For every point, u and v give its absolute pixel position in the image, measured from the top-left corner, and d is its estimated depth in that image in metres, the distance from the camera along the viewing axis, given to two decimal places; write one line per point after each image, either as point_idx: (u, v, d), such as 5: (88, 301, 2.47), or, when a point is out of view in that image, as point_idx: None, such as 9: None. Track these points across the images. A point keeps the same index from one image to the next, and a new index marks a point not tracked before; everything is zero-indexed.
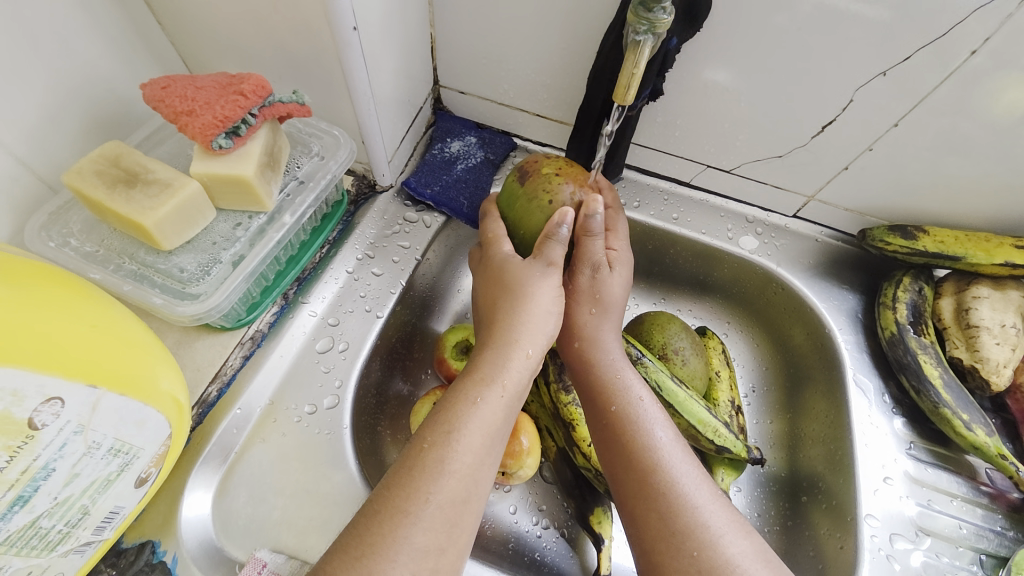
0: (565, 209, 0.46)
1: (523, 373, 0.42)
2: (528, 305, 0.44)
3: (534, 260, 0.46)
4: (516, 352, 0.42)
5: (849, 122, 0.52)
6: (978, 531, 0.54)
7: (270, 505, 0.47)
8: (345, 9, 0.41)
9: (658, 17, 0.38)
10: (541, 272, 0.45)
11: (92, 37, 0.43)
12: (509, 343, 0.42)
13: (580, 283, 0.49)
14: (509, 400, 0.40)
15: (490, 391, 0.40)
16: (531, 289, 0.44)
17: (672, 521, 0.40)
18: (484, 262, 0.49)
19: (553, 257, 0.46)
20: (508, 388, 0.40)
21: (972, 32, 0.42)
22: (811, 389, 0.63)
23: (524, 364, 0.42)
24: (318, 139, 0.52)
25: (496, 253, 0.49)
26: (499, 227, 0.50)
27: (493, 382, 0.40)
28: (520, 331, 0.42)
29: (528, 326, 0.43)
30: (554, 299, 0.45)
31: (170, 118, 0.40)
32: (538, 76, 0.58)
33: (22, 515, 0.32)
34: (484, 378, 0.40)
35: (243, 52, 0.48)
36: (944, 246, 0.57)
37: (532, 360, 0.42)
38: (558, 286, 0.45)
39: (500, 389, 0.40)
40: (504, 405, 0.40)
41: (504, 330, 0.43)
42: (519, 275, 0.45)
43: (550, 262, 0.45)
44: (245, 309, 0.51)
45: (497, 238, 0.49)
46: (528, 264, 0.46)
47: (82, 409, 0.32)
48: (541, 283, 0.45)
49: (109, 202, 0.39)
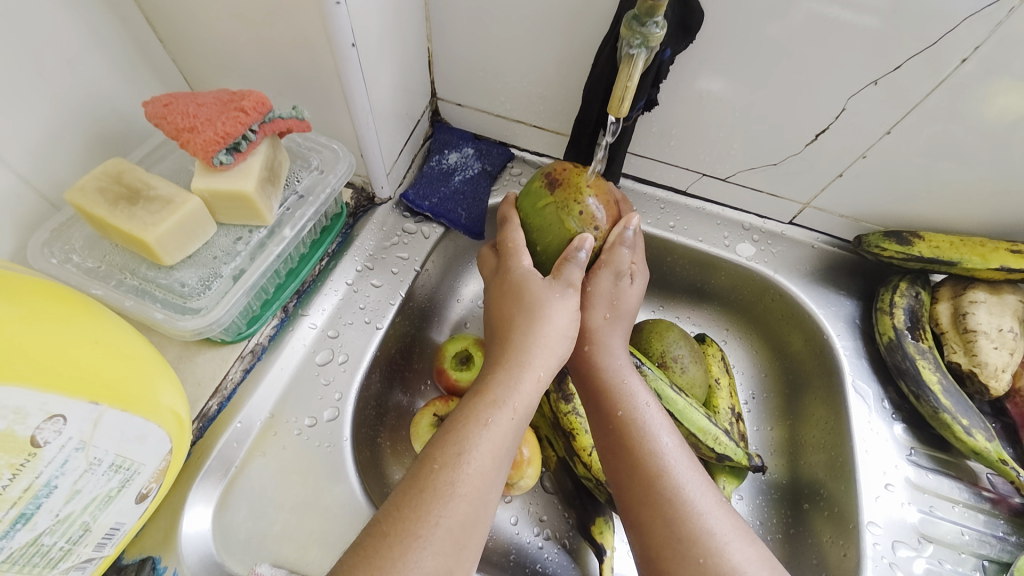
0: (584, 235, 0.48)
1: (533, 396, 0.42)
2: (543, 327, 0.44)
3: (553, 282, 0.46)
4: (529, 375, 0.42)
5: (842, 130, 0.53)
6: (981, 537, 0.54)
7: (270, 519, 0.47)
8: (345, 27, 0.42)
9: (651, 31, 0.39)
10: (561, 294, 0.46)
11: (94, 56, 0.43)
12: (520, 364, 0.42)
13: (603, 285, 0.50)
14: (519, 423, 0.41)
15: (499, 412, 0.40)
16: (548, 312, 0.45)
17: (678, 528, 0.39)
18: (501, 274, 0.49)
19: (572, 280, 0.46)
20: (519, 411, 0.41)
21: (962, 41, 0.43)
22: (810, 395, 0.63)
23: (535, 388, 0.42)
24: (318, 153, 0.53)
25: (515, 264, 0.49)
26: (518, 237, 0.50)
27: (504, 404, 0.40)
28: (533, 352, 0.43)
29: (541, 346, 0.43)
30: (571, 323, 0.45)
31: (172, 135, 0.41)
32: (534, 88, 0.59)
33: (24, 533, 0.32)
34: (496, 400, 0.40)
35: (244, 68, 0.49)
36: (940, 251, 0.57)
37: (543, 383, 0.43)
38: (575, 309, 0.46)
39: (510, 411, 0.40)
40: (514, 427, 0.40)
41: (515, 351, 0.43)
42: (539, 294, 0.45)
43: (570, 284, 0.46)
44: (245, 323, 0.50)
45: (517, 250, 0.49)
46: (549, 285, 0.46)
47: (84, 425, 0.33)
48: (561, 306, 0.45)
49: (111, 219, 0.40)
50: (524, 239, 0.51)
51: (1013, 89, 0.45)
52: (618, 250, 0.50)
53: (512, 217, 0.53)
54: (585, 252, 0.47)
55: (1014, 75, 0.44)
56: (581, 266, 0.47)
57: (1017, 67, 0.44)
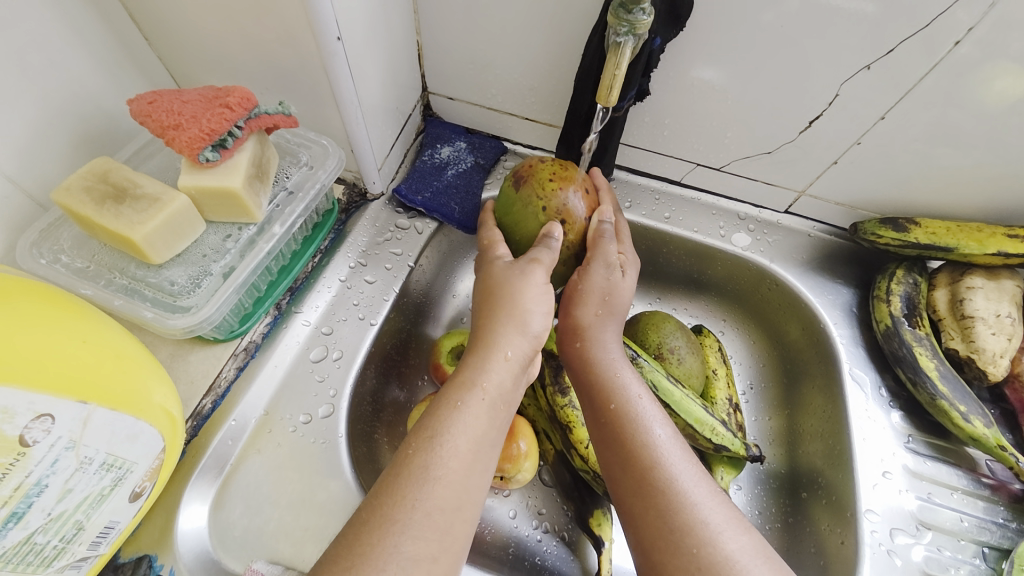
0: (552, 223, 0.48)
1: (504, 377, 0.42)
2: (507, 305, 0.44)
3: (516, 261, 0.46)
4: (498, 356, 0.42)
5: (836, 116, 0.52)
6: (980, 523, 0.54)
7: (266, 516, 0.47)
8: (329, 20, 0.41)
9: (638, 18, 0.38)
10: (523, 270, 0.45)
11: (79, 55, 0.43)
12: (489, 346, 0.42)
13: (595, 279, 0.49)
14: (492, 403, 0.41)
15: (471, 395, 0.40)
16: (512, 290, 0.44)
17: (672, 519, 0.39)
18: (478, 269, 0.49)
19: (538, 257, 0.46)
20: (489, 391, 0.41)
21: (958, 23, 0.42)
22: (808, 384, 0.63)
23: (506, 368, 0.42)
24: (307, 149, 0.53)
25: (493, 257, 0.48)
26: (495, 233, 0.51)
27: (474, 386, 0.40)
28: (499, 332, 0.43)
29: (507, 326, 0.43)
30: (540, 296, 0.45)
31: (157, 133, 0.40)
32: (525, 80, 0.58)
33: (17, 531, 0.32)
34: (466, 383, 0.40)
35: (230, 65, 0.49)
36: (936, 237, 0.57)
37: (513, 362, 0.42)
38: (543, 280, 0.45)
39: (480, 392, 0.40)
40: (486, 409, 0.40)
41: (484, 334, 0.43)
42: (502, 277, 0.46)
43: (533, 259, 0.46)
44: (238, 320, 0.51)
45: (493, 243, 0.50)
46: (511, 266, 0.46)
47: (73, 425, 0.32)
48: (524, 283, 0.44)
49: (98, 218, 0.40)
50: (500, 235, 0.51)
51: (1012, 71, 0.44)
52: (601, 244, 0.49)
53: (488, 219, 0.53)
54: (557, 240, 0.47)
55: (1012, 57, 0.43)
56: (553, 250, 0.47)
57: (1015, 48, 0.43)
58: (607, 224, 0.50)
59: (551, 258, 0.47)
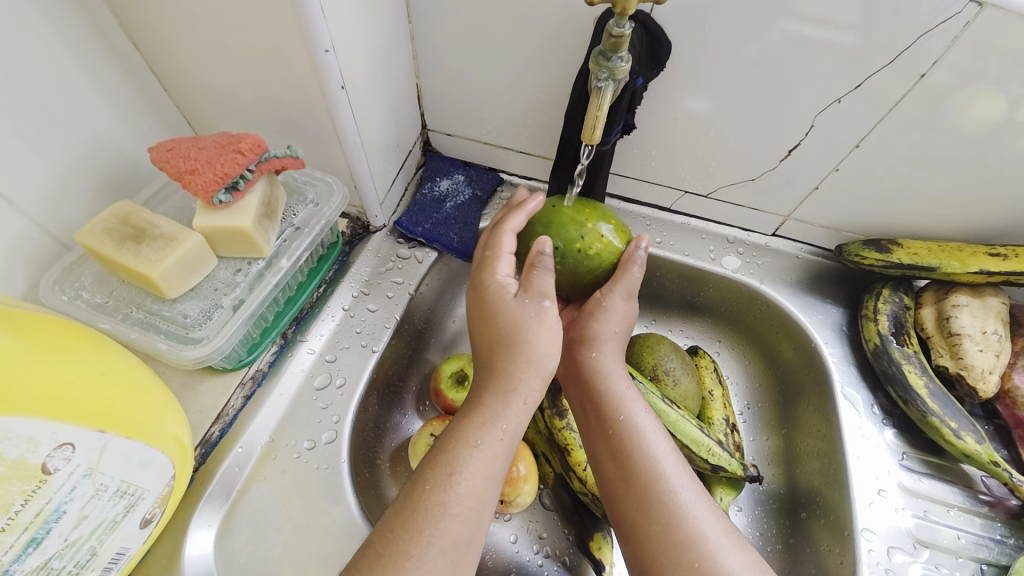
0: (542, 238, 0.49)
1: (522, 417, 0.43)
2: (526, 350, 0.44)
3: (525, 298, 0.46)
4: (514, 396, 0.43)
5: (813, 145, 0.55)
6: (978, 540, 0.54)
7: (272, 541, 0.49)
8: (334, 71, 0.45)
9: (616, 65, 0.41)
10: (537, 311, 0.45)
11: (105, 107, 0.47)
12: (505, 385, 0.43)
13: (614, 304, 0.51)
14: (508, 443, 0.42)
15: (488, 433, 0.41)
16: (529, 333, 0.44)
17: (674, 534, 0.40)
18: (478, 287, 0.49)
19: (544, 289, 0.47)
20: (508, 432, 0.42)
21: (930, 50, 0.45)
22: (804, 403, 0.64)
23: (522, 411, 0.43)
24: (313, 187, 0.56)
25: (491, 279, 0.48)
26: (501, 244, 0.50)
27: (492, 426, 0.42)
28: (515, 371, 0.44)
29: (525, 369, 0.43)
30: (554, 338, 0.45)
31: (175, 177, 0.43)
32: (517, 116, 0.62)
33: (35, 556, 0.34)
34: (483, 422, 0.42)
35: (244, 113, 0.53)
36: (918, 257, 0.59)
37: (530, 405, 0.44)
38: (555, 321, 0.45)
39: (499, 432, 0.42)
40: (503, 448, 0.42)
41: (499, 373, 0.44)
42: (516, 316, 0.45)
43: (543, 296, 0.46)
44: (246, 350, 0.53)
45: (495, 258, 0.49)
46: (522, 304, 0.46)
47: (91, 453, 0.34)
48: (539, 326, 0.45)
49: (119, 257, 0.42)
50: (506, 246, 0.50)
51: (986, 96, 0.46)
52: (629, 269, 0.51)
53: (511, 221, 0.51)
54: (547, 255, 0.48)
55: (989, 82, 0.45)
56: (548, 270, 0.48)
57: (992, 74, 0.45)
58: (641, 251, 0.52)
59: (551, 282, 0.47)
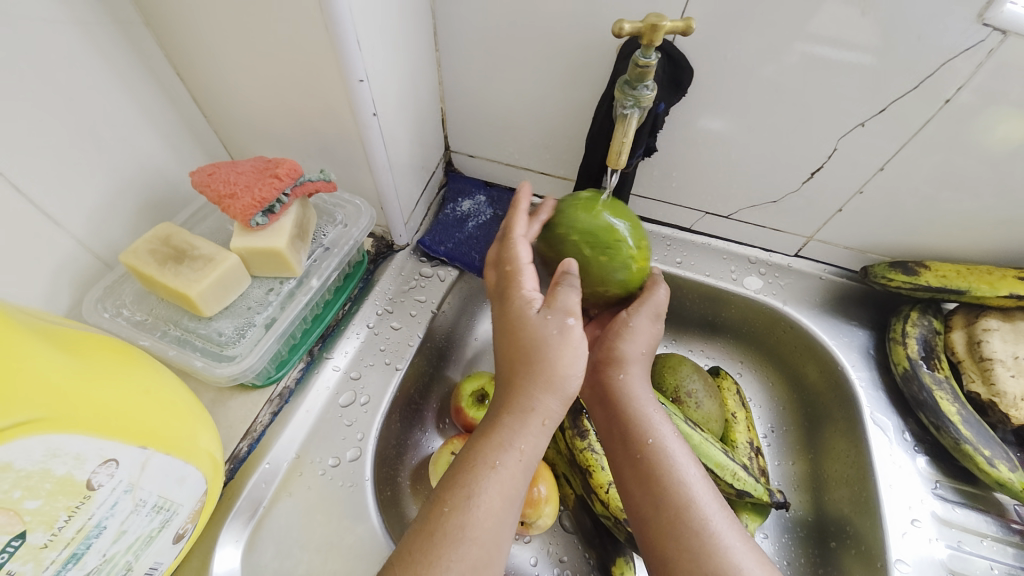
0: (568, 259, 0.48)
1: (540, 438, 0.43)
2: (547, 370, 0.43)
3: (550, 314, 0.45)
4: (534, 417, 0.43)
5: (836, 167, 0.55)
6: (1013, 572, 0.52)
7: (296, 559, 0.49)
8: (367, 99, 0.47)
9: (642, 93, 0.42)
10: (560, 328, 0.44)
11: (150, 133, 0.49)
12: (525, 407, 0.43)
13: (638, 324, 0.51)
14: (526, 463, 0.42)
15: (506, 455, 0.41)
16: (552, 353, 0.43)
17: (705, 563, 0.40)
18: (503, 303, 0.48)
19: (569, 307, 0.45)
20: (526, 452, 0.42)
21: (954, 74, 0.45)
22: (830, 428, 0.63)
23: (541, 433, 0.43)
24: (342, 209, 0.58)
25: (518, 293, 0.47)
26: (521, 258, 0.49)
27: (510, 447, 0.42)
28: (535, 395, 0.43)
29: (543, 387, 0.43)
30: (577, 358, 0.44)
31: (215, 201, 0.45)
32: (539, 139, 0.63)
33: (75, 572, 0.34)
34: (501, 443, 0.42)
35: (278, 138, 0.55)
36: (947, 280, 0.58)
37: (548, 426, 0.43)
38: (581, 336, 0.44)
39: (517, 453, 0.42)
40: (521, 468, 0.41)
41: (520, 395, 0.43)
42: (537, 332, 0.44)
43: (567, 312, 0.45)
44: (274, 367, 0.54)
45: (519, 274, 0.49)
46: (544, 319, 0.44)
47: (133, 468, 0.35)
48: (562, 345, 0.43)
49: (160, 276, 0.44)
50: (525, 258, 0.50)
51: (1012, 117, 0.46)
52: (655, 289, 0.52)
53: (516, 226, 0.52)
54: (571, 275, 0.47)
55: (1011, 103, 0.45)
56: (574, 287, 0.46)
57: (1014, 95, 0.45)
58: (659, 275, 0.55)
59: (576, 299, 0.46)
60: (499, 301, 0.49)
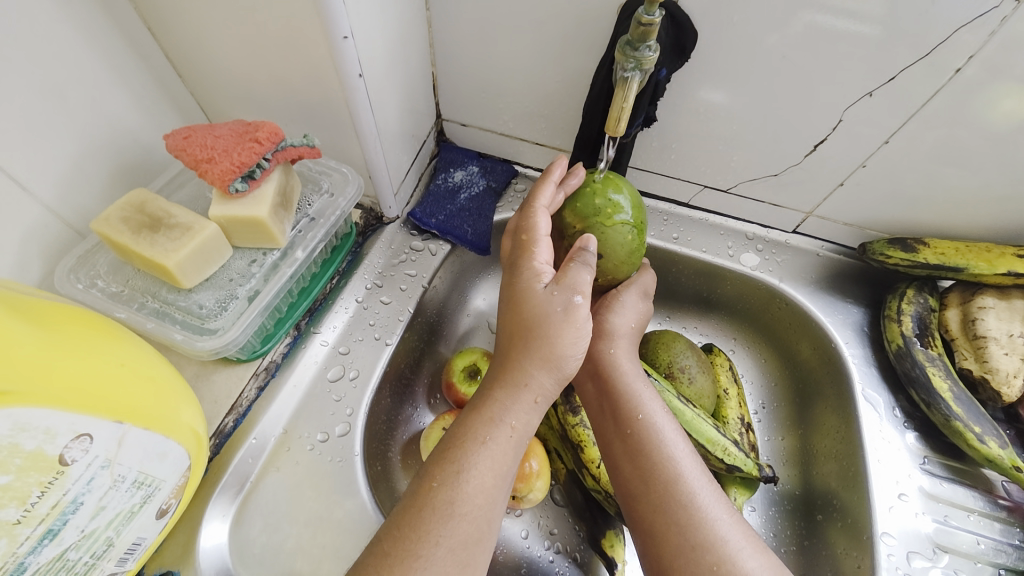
0: (587, 235, 0.46)
1: (532, 414, 0.42)
2: (545, 347, 0.42)
3: (558, 291, 0.43)
4: (526, 393, 0.42)
5: (839, 140, 0.54)
6: (997, 546, 0.53)
7: (284, 533, 0.49)
8: (352, 59, 0.44)
9: (644, 55, 0.40)
10: (565, 306, 0.43)
11: (119, 93, 0.46)
12: (517, 382, 0.42)
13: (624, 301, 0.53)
14: (518, 440, 0.41)
15: (498, 431, 0.40)
16: (552, 330, 0.42)
17: (692, 535, 0.40)
18: (514, 274, 0.46)
19: (580, 286, 0.43)
20: (518, 429, 0.41)
21: (965, 44, 0.43)
22: (821, 404, 0.63)
23: (534, 410, 0.42)
24: (328, 177, 0.55)
25: (529, 266, 0.46)
26: (539, 228, 0.47)
27: (501, 423, 0.41)
28: (529, 370, 0.42)
29: (538, 363, 0.42)
30: (576, 336, 0.43)
31: (191, 166, 0.43)
32: (534, 107, 0.60)
33: (51, 548, 0.33)
34: (492, 418, 0.41)
35: (259, 101, 0.52)
36: (945, 257, 0.57)
37: (540, 404, 0.43)
38: (587, 315, 0.43)
39: (508, 429, 0.41)
40: (513, 445, 0.41)
41: (514, 370, 0.42)
42: (541, 308, 0.43)
43: (577, 291, 0.43)
44: (260, 341, 0.52)
45: (534, 246, 0.47)
46: (552, 295, 0.43)
47: (109, 443, 0.34)
48: (563, 322, 0.42)
49: (135, 246, 0.42)
50: (546, 230, 0.47)
51: (1020, 91, 0.44)
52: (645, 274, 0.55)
53: (541, 195, 0.49)
54: (590, 253, 0.45)
55: (1019, 76, 0.44)
56: (588, 266, 0.44)
57: (1022, 68, 0.43)
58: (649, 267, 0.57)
59: (587, 279, 0.44)
60: (510, 271, 0.47)
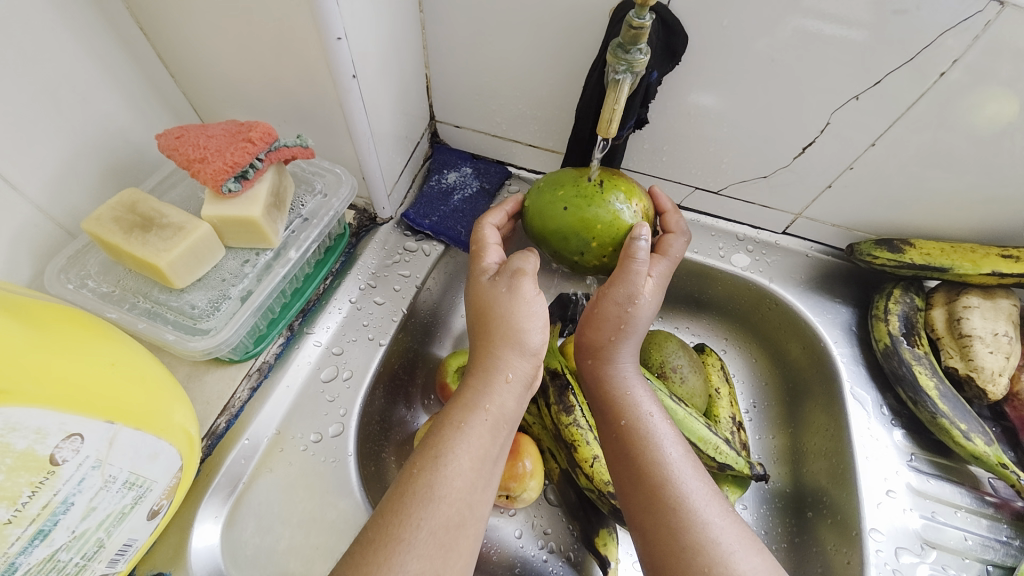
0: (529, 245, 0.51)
1: (508, 399, 0.43)
2: (504, 328, 0.44)
3: (499, 278, 0.47)
4: (498, 377, 0.43)
5: (827, 143, 0.54)
6: (983, 542, 0.54)
7: (277, 534, 0.49)
8: (346, 60, 0.44)
9: (635, 58, 0.41)
10: (508, 285, 0.46)
11: (111, 94, 0.46)
12: (490, 369, 0.44)
13: (609, 307, 0.48)
14: (493, 423, 0.42)
15: (474, 415, 0.41)
16: (506, 310, 0.45)
17: (682, 536, 0.40)
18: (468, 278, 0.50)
19: (517, 266, 0.47)
20: (493, 412, 0.42)
21: (949, 50, 0.44)
22: (810, 402, 0.64)
23: (509, 392, 0.43)
24: (321, 178, 0.55)
25: (478, 264, 0.50)
26: (485, 236, 0.52)
27: (477, 407, 0.42)
28: (498, 355, 0.44)
29: (504, 347, 0.44)
30: (529, 308, 0.45)
31: (183, 165, 0.43)
32: (528, 109, 0.61)
33: (42, 549, 0.33)
34: (469, 404, 0.42)
35: (252, 101, 0.52)
36: (931, 258, 0.58)
37: (514, 384, 0.44)
38: (533, 286, 0.46)
39: (483, 413, 0.42)
40: (489, 427, 0.42)
41: (484, 357, 0.44)
42: (489, 295, 0.46)
43: (514, 269, 0.47)
44: (252, 342, 0.52)
45: (482, 250, 0.51)
46: (494, 282, 0.47)
47: (100, 444, 0.34)
48: (513, 298, 0.45)
49: (126, 246, 0.42)
50: (492, 236, 0.52)
51: (1002, 96, 0.45)
52: (627, 267, 0.47)
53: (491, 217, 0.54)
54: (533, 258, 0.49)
55: (1001, 82, 0.45)
56: (523, 254, 0.48)
57: (1004, 74, 0.44)
58: (642, 243, 0.46)
59: (524, 260, 0.47)
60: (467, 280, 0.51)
